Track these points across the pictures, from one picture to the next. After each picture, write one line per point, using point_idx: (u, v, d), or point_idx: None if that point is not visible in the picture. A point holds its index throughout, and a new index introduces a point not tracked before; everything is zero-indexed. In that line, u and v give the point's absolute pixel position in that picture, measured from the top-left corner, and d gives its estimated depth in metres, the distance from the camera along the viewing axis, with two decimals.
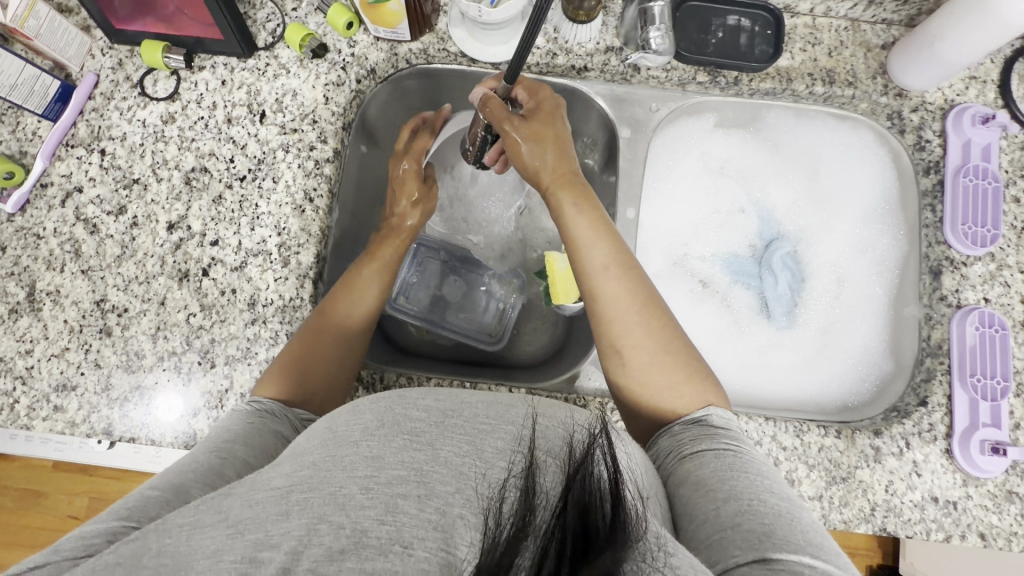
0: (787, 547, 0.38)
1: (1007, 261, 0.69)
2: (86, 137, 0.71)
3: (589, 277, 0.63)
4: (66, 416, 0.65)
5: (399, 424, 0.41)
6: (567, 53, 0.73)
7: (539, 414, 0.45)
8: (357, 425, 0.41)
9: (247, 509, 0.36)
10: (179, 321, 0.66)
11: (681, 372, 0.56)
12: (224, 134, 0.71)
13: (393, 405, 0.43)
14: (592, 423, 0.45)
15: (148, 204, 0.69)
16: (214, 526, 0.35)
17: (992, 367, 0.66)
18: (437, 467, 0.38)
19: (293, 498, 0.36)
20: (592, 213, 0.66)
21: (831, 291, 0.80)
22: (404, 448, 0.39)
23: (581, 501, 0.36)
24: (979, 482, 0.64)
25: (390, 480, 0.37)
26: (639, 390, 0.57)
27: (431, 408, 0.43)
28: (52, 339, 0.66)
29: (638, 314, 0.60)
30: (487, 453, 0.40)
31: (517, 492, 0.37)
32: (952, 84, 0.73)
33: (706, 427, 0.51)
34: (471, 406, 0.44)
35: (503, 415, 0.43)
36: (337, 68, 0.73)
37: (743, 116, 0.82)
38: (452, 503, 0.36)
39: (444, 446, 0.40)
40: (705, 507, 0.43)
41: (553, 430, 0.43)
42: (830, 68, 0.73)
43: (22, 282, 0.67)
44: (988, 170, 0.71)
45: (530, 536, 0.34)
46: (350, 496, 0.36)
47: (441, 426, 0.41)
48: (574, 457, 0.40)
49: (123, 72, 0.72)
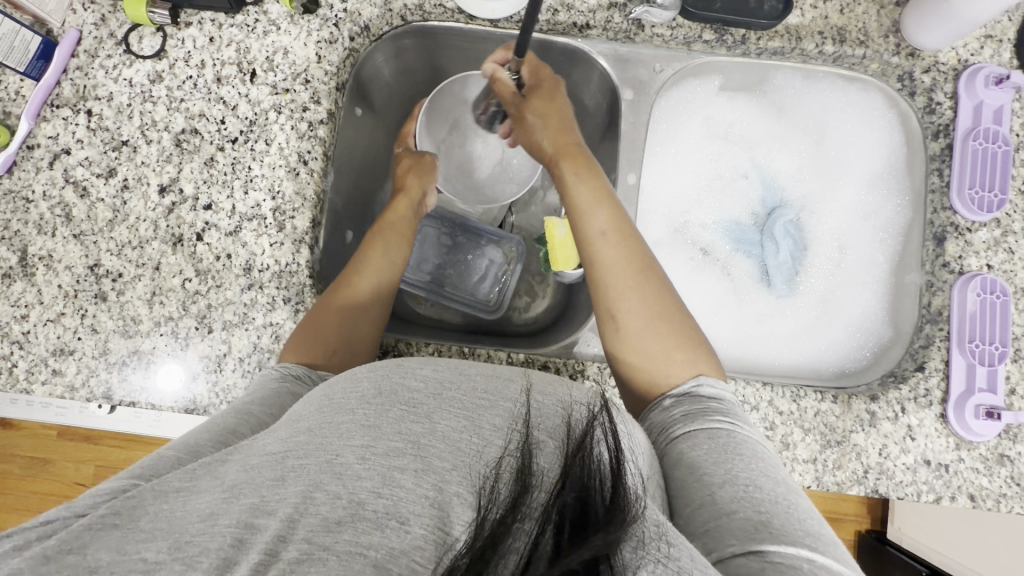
0: (785, 539, 0.37)
1: (1013, 227, 0.68)
2: (71, 97, 0.68)
3: (587, 242, 0.62)
4: (65, 380, 0.65)
5: (396, 394, 0.40)
6: (568, 9, 0.70)
7: (535, 389, 0.43)
8: (353, 392, 0.41)
9: (242, 474, 0.37)
10: (174, 286, 0.66)
11: (673, 342, 0.55)
12: (214, 94, 0.69)
13: (390, 372, 0.42)
14: (593, 401, 0.45)
15: (138, 166, 0.67)
16: (209, 490, 0.36)
17: (990, 333, 0.66)
18: (434, 441, 0.37)
19: (289, 464, 0.37)
20: (595, 179, 0.65)
21: (833, 259, 0.79)
22: (402, 419, 0.38)
23: (579, 484, 0.36)
24: (971, 446, 0.65)
25: (387, 452, 0.36)
26: (630, 359, 0.56)
27: (428, 378, 0.42)
28: (48, 304, 0.66)
29: (632, 282, 0.58)
30: (484, 430, 0.39)
31: (512, 473, 0.37)
32: (966, 43, 0.70)
33: (698, 399, 0.50)
34: (471, 379, 0.43)
35: (502, 391, 0.42)
36: (329, 25, 0.70)
37: (749, 79, 0.79)
38: (449, 481, 0.36)
39: (442, 419, 0.39)
40: (699, 489, 0.42)
41: (550, 408, 0.42)
42: (842, 27, 0.70)
43: (14, 247, 0.66)
44: (999, 134, 0.69)
45: (526, 518, 0.34)
46: (345, 464, 0.36)
47: (438, 399, 0.40)
48: (572, 438, 0.39)
49: (106, 28, 0.69)
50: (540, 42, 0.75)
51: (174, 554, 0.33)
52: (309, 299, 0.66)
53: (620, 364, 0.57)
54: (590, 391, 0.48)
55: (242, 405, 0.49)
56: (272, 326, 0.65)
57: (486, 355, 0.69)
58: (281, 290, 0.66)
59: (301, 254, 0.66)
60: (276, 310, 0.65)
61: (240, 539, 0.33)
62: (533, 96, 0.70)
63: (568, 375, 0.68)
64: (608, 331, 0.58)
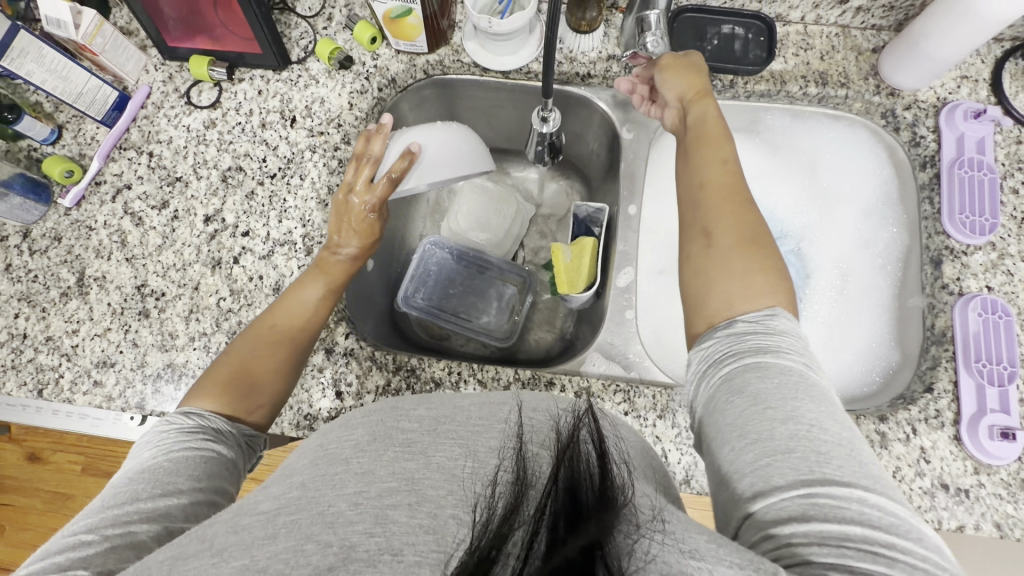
0: (841, 481, 0.36)
1: (1009, 250, 0.70)
2: (137, 141, 0.78)
3: (691, 170, 0.56)
4: (104, 390, 0.70)
5: (391, 437, 0.41)
6: (571, 62, 0.79)
7: (526, 405, 0.46)
8: (348, 440, 0.41)
9: (232, 536, 0.36)
10: (209, 304, 0.72)
11: (762, 276, 0.48)
12: (259, 137, 0.78)
13: (384, 418, 0.43)
14: (576, 409, 0.46)
15: (188, 198, 0.76)
16: (197, 556, 0.35)
17: (997, 353, 0.65)
18: (429, 473, 0.39)
19: (281, 520, 0.36)
20: (711, 122, 0.60)
21: (836, 286, 0.82)
22: (397, 459, 0.39)
23: (569, 481, 0.38)
24: (991, 470, 0.64)
25: (380, 494, 0.37)
26: (709, 287, 0.49)
27: (423, 418, 0.43)
28: (97, 320, 0.72)
29: (726, 208, 0.52)
30: (479, 453, 0.41)
31: (508, 484, 0.38)
32: (944, 83, 0.75)
33: (769, 333, 0.44)
34: (465, 410, 0.45)
35: (495, 414, 0.44)
36: (361, 79, 0.80)
37: (742, 120, 0.84)
38: (444, 505, 0.37)
39: (437, 451, 0.40)
40: (759, 423, 0.39)
41: (540, 419, 0.45)
42: (823, 71, 0.77)
43: (74, 269, 0.74)
44: (983, 162, 0.71)
45: (521, 523, 0.35)
46: (338, 513, 0.36)
47: (434, 434, 0.42)
48: (561, 442, 0.41)
49: (173, 84, 0.80)
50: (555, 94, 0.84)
51: None
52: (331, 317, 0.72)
53: (695, 290, 0.50)
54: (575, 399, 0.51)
55: (205, 437, 0.49)
56: None
57: (494, 375, 0.70)
58: None
59: None
60: None
61: None
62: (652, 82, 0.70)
63: (574, 393, 0.69)
64: (694, 248, 0.52)
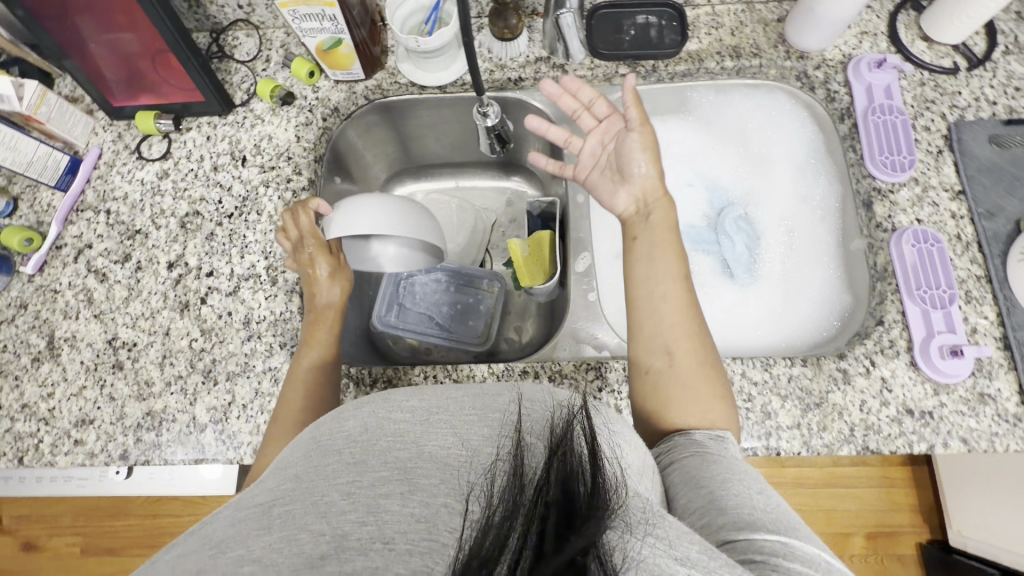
0: (814, 544, 0.39)
1: (931, 183, 0.74)
2: (93, 200, 0.80)
3: (640, 271, 0.62)
4: (86, 448, 0.70)
5: (383, 426, 0.40)
6: (502, 68, 0.83)
7: (525, 397, 0.43)
8: (340, 433, 0.40)
9: (227, 529, 0.34)
10: (182, 347, 0.73)
11: (701, 379, 0.56)
12: (212, 180, 0.80)
13: (376, 409, 0.41)
14: (574, 398, 0.44)
15: (149, 248, 0.77)
16: (197, 550, 0.33)
17: (935, 279, 0.69)
18: (421, 462, 0.37)
19: (274, 512, 0.35)
20: (651, 186, 0.67)
21: (784, 242, 0.85)
22: (389, 449, 0.38)
23: (564, 476, 0.36)
24: (949, 389, 0.67)
25: (373, 483, 0.36)
26: (667, 401, 0.56)
27: (416, 408, 0.41)
28: (71, 379, 0.72)
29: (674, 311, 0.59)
30: (473, 441, 0.39)
31: (506, 476, 0.36)
32: (847, 41, 0.81)
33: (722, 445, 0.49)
34: (460, 399, 0.42)
35: (491, 403, 0.42)
36: (304, 111, 0.83)
37: (672, 103, 0.90)
38: (436, 493, 0.35)
39: (429, 441, 0.39)
40: (735, 485, 0.43)
41: (538, 411, 0.42)
42: (735, 45, 0.82)
43: (43, 333, 0.74)
44: (893, 106, 0.76)
45: (517, 513, 0.34)
46: (330, 503, 0.35)
47: (423, 423, 0.40)
48: (557, 434, 0.39)
49: (122, 142, 0.83)
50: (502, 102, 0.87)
51: None
52: None
53: (646, 367, 0.58)
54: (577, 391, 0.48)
55: None
56: (271, 371, 0.71)
57: (468, 373, 0.71)
58: (277, 337, 0.73)
59: (293, 303, 0.74)
60: (275, 355, 0.72)
61: None
62: (596, 132, 0.75)
63: (547, 377, 0.70)
64: (658, 365, 0.57)
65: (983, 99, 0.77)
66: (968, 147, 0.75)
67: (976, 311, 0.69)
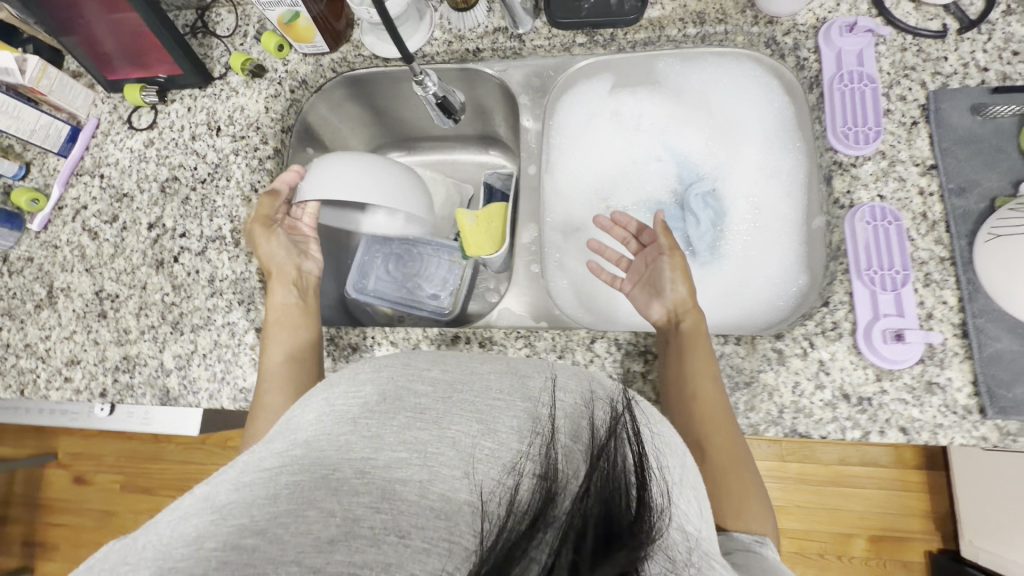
0: None
1: (899, 156, 0.69)
2: (90, 166, 0.89)
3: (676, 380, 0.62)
4: (73, 384, 0.79)
5: (400, 399, 0.38)
6: (461, 39, 0.84)
7: (558, 381, 0.41)
8: (355, 398, 0.38)
9: (232, 494, 0.34)
10: (155, 300, 0.80)
11: (745, 486, 0.56)
12: (190, 149, 0.86)
13: (395, 375, 0.40)
14: (616, 395, 0.42)
15: (134, 210, 0.85)
16: (197, 513, 0.33)
17: (888, 259, 0.65)
18: (441, 447, 0.35)
19: (280, 481, 0.34)
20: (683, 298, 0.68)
21: (750, 219, 0.82)
22: (406, 427, 0.36)
23: (602, 489, 0.35)
24: (893, 375, 0.63)
25: (388, 463, 0.34)
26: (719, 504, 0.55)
27: (437, 380, 0.39)
28: (64, 324, 0.82)
29: (717, 423, 0.59)
30: (500, 432, 0.36)
31: (533, 477, 0.35)
32: (823, 3, 0.75)
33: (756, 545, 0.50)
34: (482, 377, 0.40)
35: (516, 389, 0.39)
36: (274, 84, 0.87)
37: (638, 74, 0.88)
38: (458, 488, 0.34)
39: (450, 424, 0.36)
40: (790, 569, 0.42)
41: (572, 400, 0.40)
42: (700, 11, 0.79)
43: (44, 283, 0.84)
44: (863, 74, 0.71)
45: (548, 526, 0.33)
46: (343, 479, 0.34)
47: (446, 402, 0.38)
48: (596, 439, 0.37)
49: (117, 113, 0.91)
50: (465, 71, 0.89)
51: None
52: (258, 298, 0.78)
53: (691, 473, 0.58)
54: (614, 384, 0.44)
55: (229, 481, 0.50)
56: (229, 325, 0.77)
57: (404, 336, 0.73)
58: (236, 294, 0.78)
59: (252, 264, 0.79)
60: (234, 310, 0.78)
61: (221, 562, 0.30)
62: (638, 254, 0.76)
63: (478, 343, 0.71)
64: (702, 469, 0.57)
65: (972, 64, 0.70)
66: (946, 117, 0.68)
67: (935, 295, 0.64)
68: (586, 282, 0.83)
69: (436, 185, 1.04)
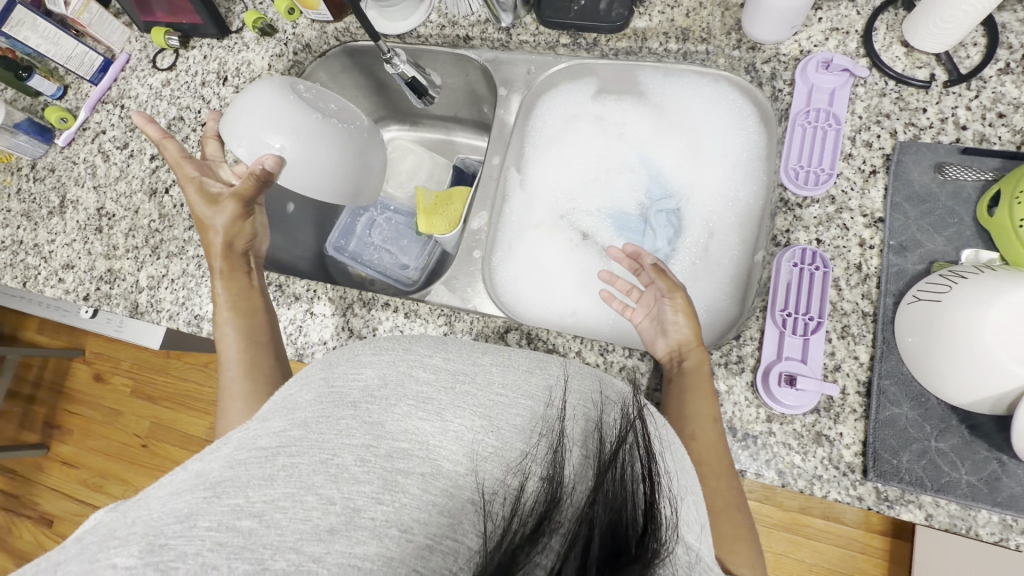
0: None
1: (849, 204, 0.67)
2: (114, 96, 0.99)
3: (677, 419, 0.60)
4: (65, 285, 0.90)
5: (404, 386, 0.40)
6: (454, 25, 0.87)
7: (570, 387, 0.43)
8: (357, 382, 0.40)
9: (227, 470, 0.34)
10: (144, 224, 0.89)
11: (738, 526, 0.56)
12: (199, 94, 0.95)
13: (399, 361, 0.42)
14: (629, 401, 0.46)
15: (142, 141, 0.94)
16: (193, 489, 0.34)
17: (806, 304, 0.64)
18: (445, 441, 0.37)
19: (279, 462, 0.34)
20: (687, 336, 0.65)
21: (701, 243, 0.81)
22: (411, 415, 0.38)
23: (609, 502, 0.36)
24: (785, 419, 0.62)
25: (390, 453, 0.36)
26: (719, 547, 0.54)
27: (439, 370, 0.41)
28: (68, 232, 0.92)
29: (713, 462, 0.57)
30: (505, 431, 0.39)
31: (540, 480, 0.37)
32: (811, 36, 0.73)
33: None
34: (486, 371, 0.42)
35: (521, 388, 0.42)
36: (281, 44, 0.94)
37: (622, 83, 0.88)
38: (462, 486, 0.36)
39: (455, 417, 0.38)
40: None
41: (581, 411, 0.42)
42: (686, 27, 0.78)
43: (58, 193, 0.95)
44: (829, 114, 0.70)
45: (554, 532, 0.34)
46: (343, 466, 0.34)
47: (451, 394, 0.40)
48: (603, 454, 0.39)
49: (145, 52, 1.00)
50: (459, 57, 0.92)
51: (146, 558, 0.29)
52: None
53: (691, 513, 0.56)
54: (625, 390, 0.49)
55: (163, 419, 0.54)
56: (198, 257, 0.85)
57: (342, 295, 0.78)
58: None
59: None
60: (204, 244, 0.86)
61: (220, 542, 0.30)
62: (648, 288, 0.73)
63: (404, 314, 0.76)
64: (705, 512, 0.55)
65: (951, 120, 0.67)
66: (907, 171, 0.66)
67: (848, 348, 0.63)
68: (532, 278, 0.85)
69: (422, 161, 1.08)
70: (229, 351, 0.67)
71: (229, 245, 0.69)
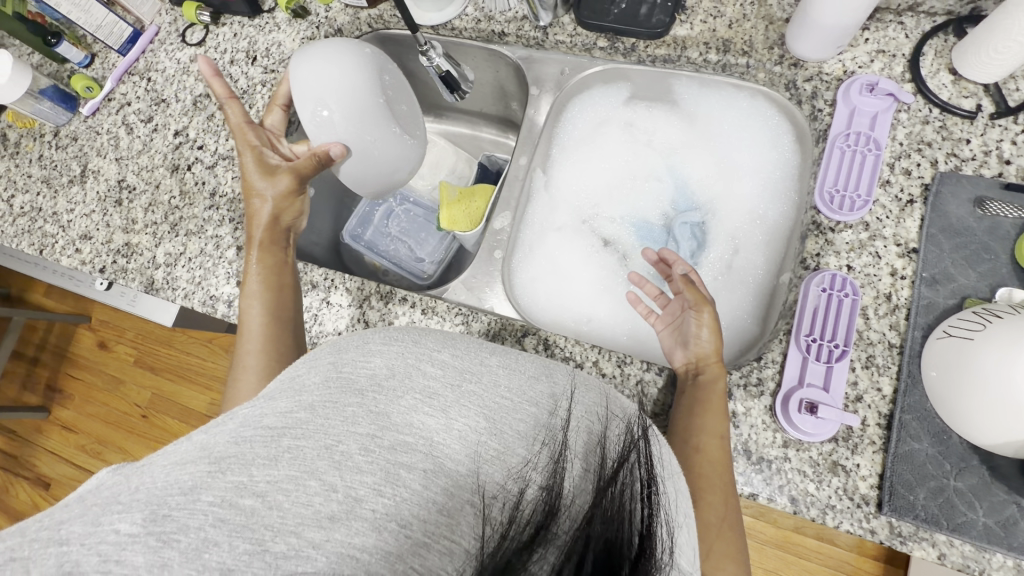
0: None
1: (882, 232, 0.66)
2: (141, 68, 0.98)
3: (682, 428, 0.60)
4: (81, 256, 0.89)
5: (411, 378, 0.38)
6: (489, 19, 0.86)
7: (575, 398, 0.43)
8: (365, 369, 0.39)
9: (232, 447, 0.33)
10: (164, 200, 0.89)
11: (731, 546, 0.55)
12: (227, 72, 0.94)
13: (406, 351, 0.41)
14: (632, 419, 0.45)
15: (167, 116, 0.94)
16: (195, 462, 0.33)
17: (833, 331, 0.63)
18: (447, 439, 0.36)
19: (283, 443, 0.33)
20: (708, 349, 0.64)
21: (725, 259, 0.80)
22: (416, 410, 0.37)
23: (608, 518, 0.35)
24: (801, 446, 0.61)
25: (393, 446, 0.34)
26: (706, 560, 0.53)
27: (447, 366, 0.40)
28: (88, 202, 0.92)
29: (716, 478, 0.56)
30: (507, 435, 0.38)
31: (539, 490, 0.36)
32: (856, 56, 0.72)
33: None
34: (493, 372, 0.41)
35: (527, 393, 0.41)
36: (313, 27, 0.93)
37: (656, 90, 0.87)
38: (462, 487, 0.35)
39: (459, 416, 0.37)
40: None
41: (585, 423, 0.41)
42: (727, 38, 0.77)
43: (80, 163, 0.95)
44: (869, 138, 0.68)
45: (549, 544, 0.33)
46: (346, 453, 0.33)
47: (457, 392, 0.38)
48: (604, 470, 0.38)
49: (176, 26, 0.99)
50: (491, 52, 0.91)
51: (148, 527, 0.29)
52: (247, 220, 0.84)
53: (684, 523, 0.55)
54: (629, 407, 0.48)
55: None
56: (217, 238, 0.85)
57: (360, 287, 0.78)
58: (229, 212, 0.86)
59: None
60: (224, 225, 0.85)
61: (221, 519, 0.30)
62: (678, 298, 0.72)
63: (420, 310, 0.75)
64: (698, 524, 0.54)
65: (994, 154, 0.66)
66: (944, 203, 0.65)
67: (871, 378, 0.62)
68: (550, 281, 0.84)
69: (445, 155, 1.07)
70: (252, 325, 0.66)
71: (275, 218, 0.69)
